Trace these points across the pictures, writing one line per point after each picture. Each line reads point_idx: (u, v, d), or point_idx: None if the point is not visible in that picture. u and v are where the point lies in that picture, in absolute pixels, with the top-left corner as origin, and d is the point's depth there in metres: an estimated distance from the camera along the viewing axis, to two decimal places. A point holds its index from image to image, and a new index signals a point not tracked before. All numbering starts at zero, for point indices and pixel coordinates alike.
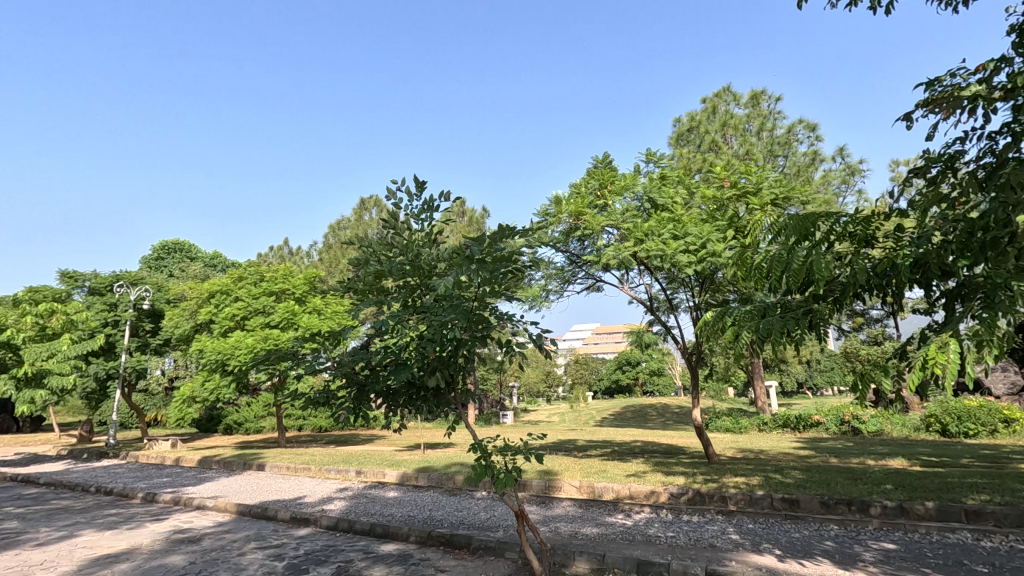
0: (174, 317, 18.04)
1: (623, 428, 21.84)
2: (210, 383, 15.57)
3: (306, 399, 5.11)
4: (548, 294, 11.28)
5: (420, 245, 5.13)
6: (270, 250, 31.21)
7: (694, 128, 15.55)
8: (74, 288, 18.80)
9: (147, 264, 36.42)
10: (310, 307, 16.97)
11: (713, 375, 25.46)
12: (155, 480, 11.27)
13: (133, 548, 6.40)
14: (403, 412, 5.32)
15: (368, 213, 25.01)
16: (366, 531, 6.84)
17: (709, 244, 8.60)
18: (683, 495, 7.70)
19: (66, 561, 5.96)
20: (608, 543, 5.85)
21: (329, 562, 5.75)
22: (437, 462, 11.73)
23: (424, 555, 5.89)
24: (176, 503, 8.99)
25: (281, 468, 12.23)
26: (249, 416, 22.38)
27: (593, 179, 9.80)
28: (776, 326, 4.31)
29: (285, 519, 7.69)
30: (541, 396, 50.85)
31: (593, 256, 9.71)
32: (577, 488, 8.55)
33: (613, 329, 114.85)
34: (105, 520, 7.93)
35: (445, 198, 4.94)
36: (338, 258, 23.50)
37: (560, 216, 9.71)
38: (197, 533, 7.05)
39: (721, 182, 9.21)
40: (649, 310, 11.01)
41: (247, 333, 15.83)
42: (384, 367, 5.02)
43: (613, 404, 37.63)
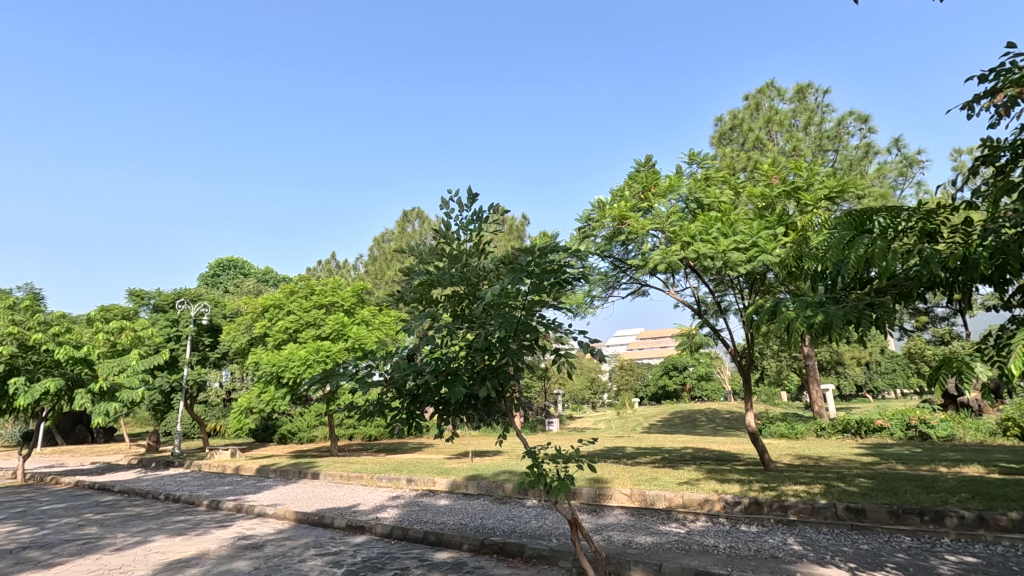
0: (231, 331, 18.76)
1: (672, 435, 21.42)
2: (266, 395, 16.17)
3: (361, 409, 5.21)
4: (592, 300, 11.21)
5: (469, 255, 5.19)
6: (318, 265, 32.26)
7: (736, 126, 15.18)
8: (141, 306, 20.09)
9: (204, 281, 38.20)
10: (358, 319, 17.45)
11: (765, 379, 24.60)
12: (218, 489, 11.78)
13: (202, 554, 6.69)
14: (455, 421, 5.38)
15: (411, 225, 25.51)
16: (420, 539, 6.93)
17: (760, 243, 8.36)
18: (740, 503, 7.47)
19: (142, 566, 6.28)
20: (663, 553, 5.75)
21: (386, 569, 5.86)
22: (486, 470, 11.77)
23: (478, 563, 5.93)
24: (238, 511, 9.36)
25: (335, 476, 12.58)
26: (303, 425, 23.12)
27: (636, 182, 9.75)
28: (834, 321, 4.18)
29: (342, 526, 7.90)
30: (586, 403, 50.40)
31: (639, 261, 9.57)
32: (628, 497, 8.43)
33: (658, 333, 112.70)
34: (176, 526, 8.34)
35: (493, 209, 5.05)
36: (383, 270, 24.08)
37: (603, 220, 9.63)
38: (260, 540, 7.31)
39: (769, 179, 8.99)
40: (698, 313, 10.75)
41: (300, 345, 16.37)
42: (437, 378, 5.07)
43: (661, 410, 36.90)
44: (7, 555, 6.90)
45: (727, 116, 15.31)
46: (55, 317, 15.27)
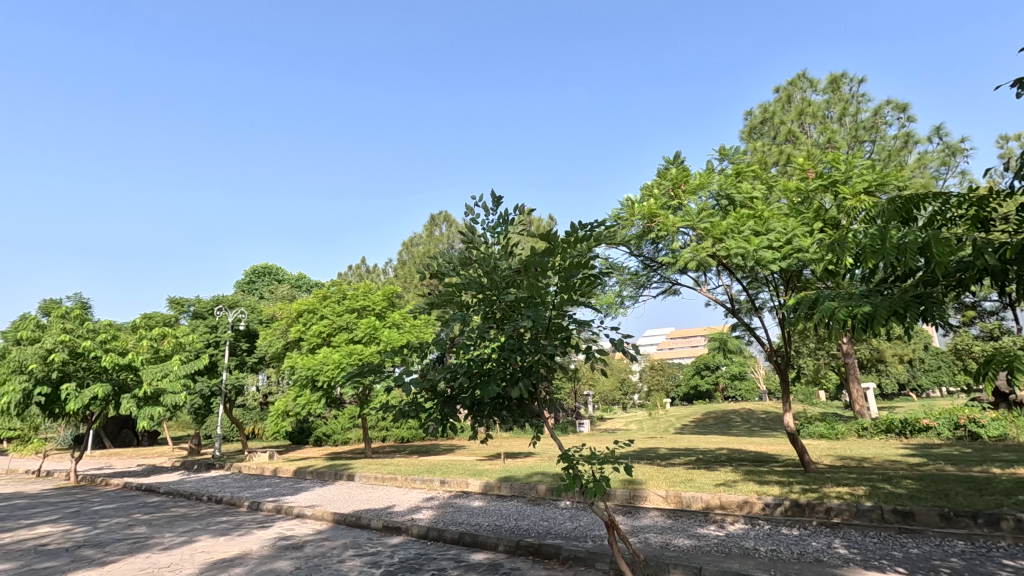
0: (267, 336, 19.23)
1: (706, 435, 21.12)
2: (302, 398, 16.53)
3: (395, 410, 5.25)
4: (622, 300, 11.14)
5: (496, 257, 5.17)
6: (349, 270, 32.84)
7: (767, 119, 14.80)
8: (182, 313, 20.82)
9: (240, 288, 39.30)
10: (389, 322, 17.71)
11: (802, 378, 23.93)
12: (258, 490, 12.09)
13: (245, 554, 6.88)
14: (489, 423, 5.40)
15: (439, 229, 25.76)
16: (456, 540, 6.97)
17: (795, 239, 8.14)
18: (780, 505, 7.30)
19: (189, 564, 6.50)
20: (702, 556, 5.64)
21: (423, 570, 5.90)
22: (518, 472, 11.76)
23: (514, 564, 5.94)
24: (278, 512, 9.59)
25: (371, 478, 12.78)
26: (337, 428, 23.55)
27: (665, 180, 9.66)
28: (875, 314, 4.09)
29: (378, 527, 8.00)
30: (617, 404, 50.00)
31: (670, 259, 9.45)
32: (663, 498, 8.31)
33: (689, 333, 110.98)
34: (218, 526, 8.58)
35: (520, 211, 5.03)
36: (412, 274, 24.39)
37: (633, 219, 9.53)
38: (299, 540, 7.47)
39: (805, 173, 8.78)
40: (731, 311, 10.54)
41: (333, 348, 16.69)
42: (470, 380, 5.08)
43: (694, 411, 36.32)
44: (63, 554, 7.23)
45: (757, 110, 14.99)
46: (102, 325, 15.91)
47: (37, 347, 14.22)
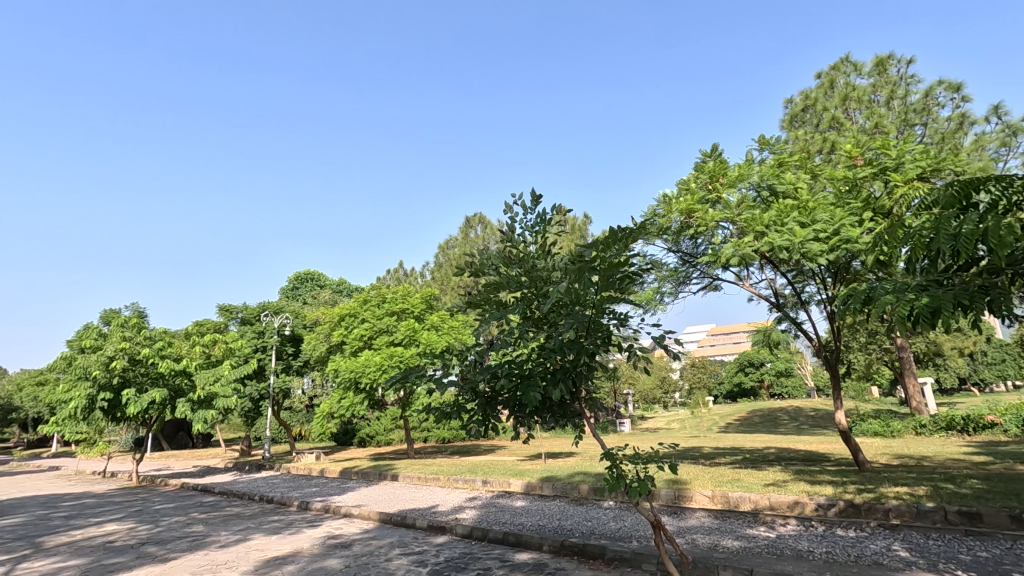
0: (311, 340, 19.79)
1: (751, 434, 20.56)
2: (346, 400, 16.94)
3: (437, 411, 5.29)
4: (662, 296, 10.97)
5: (535, 257, 5.18)
6: (387, 274, 33.46)
7: (809, 107, 14.28)
8: (231, 320, 21.69)
9: (284, 294, 40.58)
10: (428, 324, 17.94)
11: (853, 373, 23.01)
12: (307, 490, 12.44)
13: (297, 552, 7.09)
14: (531, 423, 5.40)
15: (474, 230, 25.97)
16: (500, 540, 7.01)
17: (843, 230, 7.82)
18: (833, 506, 7.04)
19: (244, 562, 6.75)
20: (753, 558, 5.49)
21: (468, 569, 5.95)
22: (560, 472, 11.72)
23: (559, 564, 5.92)
24: (326, 511, 9.85)
25: (414, 478, 12.98)
26: (380, 429, 24.05)
27: (702, 173, 9.49)
28: (940, 305, 3.87)
29: (423, 526, 8.11)
30: (658, 403, 49.33)
31: (711, 254, 9.24)
32: (709, 498, 8.13)
33: (731, 329, 108.30)
34: (271, 525, 8.87)
35: (558, 208, 5.01)
36: (449, 277, 24.67)
37: (670, 215, 9.37)
38: (348, 539, 7.65)
39: (852, 159, 8.47)
40: (776, 306, 10.23)
41: (375, 351, 17.04)
42: (511, 380, 5.10)
43: (738, 409, 35.41)
44: (129, 550, 7.62)
45: (798, 98, 14.51)
46: (158, 332, 16.72)
47: (100, 354, 15.02)
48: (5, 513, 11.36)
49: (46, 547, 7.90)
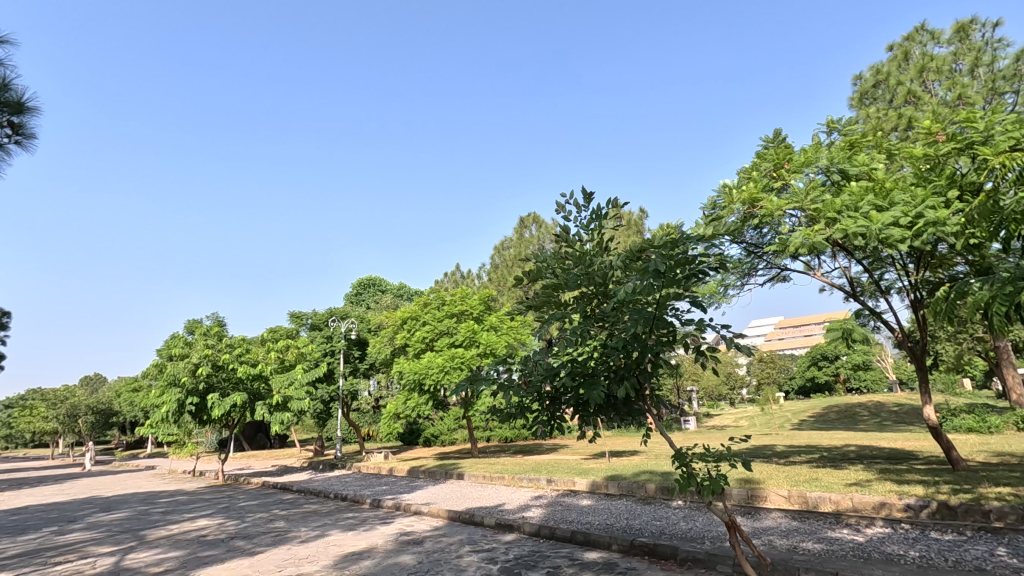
0: (376, 344, 20.46)
1: (827, 431, 19.55)
2: (410, 401, 17.40)
3: (502, 413, 5.31)
4: (726, 289, 10.61)
5: (592, 254, 5.13)
6: (445, 277, 34.15)
7: (882, 82, 13.35)
8: (301, 326, 22.81)
9: (348, 300, 42.20)
10: (488, 325, 18.10)
11: (941, 365, 21.34)
12: (377, 488, 12.90)
13: (372, 548, 7.37)
14: (597, 422, 5.35)
15: (529, 230, 26.06)
16: (568, 539, 7.00)
17: (927, 212, 7.25)
18: (926, 507, 6.58)
19: (325, 556, 7.09)
20: (837, 561, 5.22)
21: (538, 567, 6.00)
22: (625, 470, 11.58)
23: (629, 564, 5.85)
24: (398, 509, 10.18)
25: (479, 477, 13.17)
26: (444, 429, 24.63)
27: (766, 160, 9.18)
28: None
29: (491, 525, 8.22)
30: (724, 399, 47.77)
31: (778, 244, 8.83)
32: (785, 498, 7.79)
33: (801, 322, 103.18)
34: (346, 522, 9.27)
35: (612, 204, 4.95)
36: (506, 277, 24.87)
37: (732, 206, 9.05)
38: (419, 536, 7.87)
39: (931, 135, 7.93)
40: (852, 295, 9.65)
41: (437, 353, 17.42)
42: (574, 380, 5.07)
43: (812, 405, 33.67)
44: (220, 544, 8.18)
45: (869, 73, 13.60)
46: (237, 340, 17.82)
47: (187, 361, 16.15)
48: (112, 508, 12.47)
49: (149, 539, 8.61)
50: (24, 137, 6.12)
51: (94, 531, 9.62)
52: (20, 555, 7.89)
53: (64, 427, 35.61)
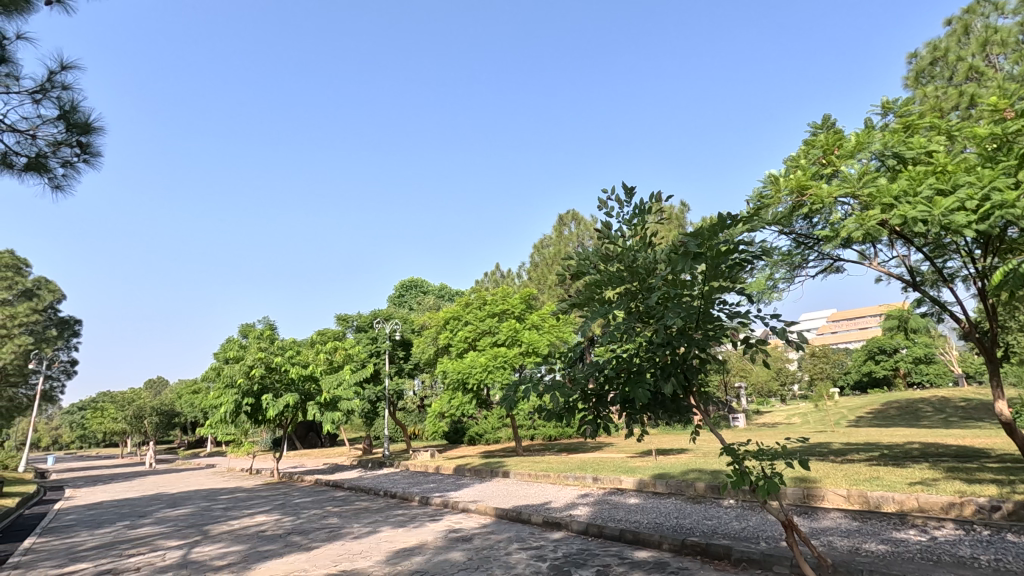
0: (420, 344, 20.78)
1: (886, 428, 18.68)
2: (455, 400, 17.63)
3: (548, 413, 5.24)
4: (775, 283, 10.28)
5: (635, 250, 5.03)
6: (485, 277, 34.40)
7: (940, 59, 12.67)
8: (348, 328, 23.44)
9: (392, 302, 43.09)
10: (529, 324, 18.08)
11: (1013, 357, 19.99)
12: (425, 486, 13.13)
13: (422, 544, 7.50)
14: (644, 419, 5.23)
15: (568, 228, 25.95)
16: (617, 537, 6.95)
17: (994, 194, 6.79)
18: (1000, 508, 6.20)
19: (377, 552, 7.27)
20: (904, 563, 4.98)
21: (588, 565, 5.97)
22: (673, 469, 11.39)
23: (681, 564, 5.74)
24: (445, 506, 10.34)
25: (524, 475, 13.21)
26: (488, 427, 24.88)
27: (814, 147, 8.87)
28: None
29: (538, 522, 8.25)
30: (774, 396, 46.26)
31: (829, 233, 8.47)
32: (844, 498, 7.49)
33: (855, 314, 98.82)
34: (397, 519, 9.47)
35: (654, 198, 4.84)
36: (546, 276, 24.84)
37: (779, 195, 8.78)
38: (467, 533, 7.95)
39: (998, 112, 7.46)
40: (912, 285, 9.17)
41: (480, 352, 17.59)
42: (620, 377, 4.95)
43: (871, 400, 32.17)
44: (279, 539, 8.51)
45: (926, 50, 12.92)
46: (287, 342, 18.46)
47: (242, 364, 16.87)
48: (177, 504, 13.16)
49: (212, 534, 9.03)
50: (91, 156, 6.50)
51: (163, 525, 10.16)
52: (98, 548, 8.42)
53: (131, 427, 37.77)
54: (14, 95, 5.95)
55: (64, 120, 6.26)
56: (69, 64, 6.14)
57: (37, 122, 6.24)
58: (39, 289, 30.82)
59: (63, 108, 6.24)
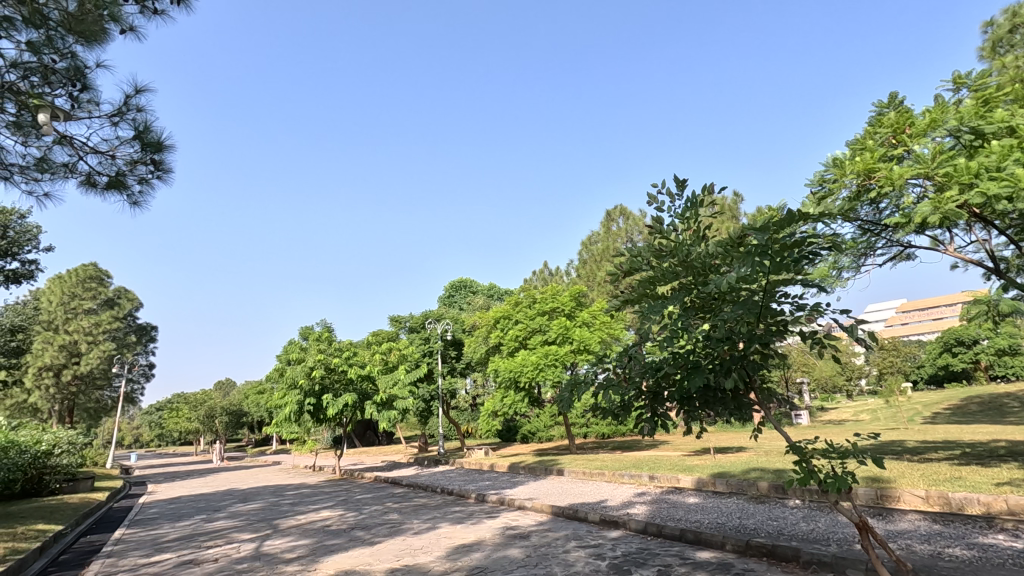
0: (471, 344, 21.02)
1: (967, 425, 17.46)
2: (507, 399, 17.75)
3: (604, 412, 5.17)
4: (840, 272, 9.80)
5: (690, 244, 4.90)
6: (534, 275, 34.41)
7: (1021, 26, 11.67)
8: (401, 329, 24.02)
9: (442, 302, 43.85)
10: (580, 321, 17.95)
11: None
12: (481, 484, 13.29)
13: (481, 540, 7.61)
14: (702, 416, 5.09)
15: (616, 223, 25.61)
16: (678, 537, 6.81)
17: None
18: None
19: (437, 547, 7.43)
20: (993, 569, 4.65)
21: (648, 565, 5.89)
22: (734, 467, 11.06)
23: (746, 566, 5.57)
24: (502, 503, 10.44)
25: (578, 473, 13.17)
26: (540, 425, 24.97)
27: (881, 128, 8.41)
28: None
29: (595, 521, 8.20)
30: (840, 392, 44.09)
31: (900, 219, 8.00)
32: (923, 499, 7.06)
33: (928, 304, 92.78)
34: (455, 515, 9.65)
35: (706, 190, 4.69)
36: (595, 272, 24.63)
37: (844, 179, 8.37)
38: (525, 530, 8.01)
39: None
40: (995, 271, 8.53)
41: (531, 350, 17.65)
42: (677, 374, 4.82)
43: (949, 395, 30.12)
44: (343, 533, 8.84)
45: (1004, 17, 11.93)
46: (344, 343, 19.10)
47: (304, 365, 17.59)
48: (248, 499, 13.89)
49: (281, 528, 9.47)
50: (163, 172, 6.94)
51: (236, 519, 10.74)
52: (180, 539, 9.00)
53: (204, 426, 40.11)
54: (95, 119, 6.44)
55: (139, 139, 6.70)
56: (142, 87, 6.58)
57: (116, 143, 6.72)
58: (119, 298, 33.22)
59: (138, 129, 6.69)
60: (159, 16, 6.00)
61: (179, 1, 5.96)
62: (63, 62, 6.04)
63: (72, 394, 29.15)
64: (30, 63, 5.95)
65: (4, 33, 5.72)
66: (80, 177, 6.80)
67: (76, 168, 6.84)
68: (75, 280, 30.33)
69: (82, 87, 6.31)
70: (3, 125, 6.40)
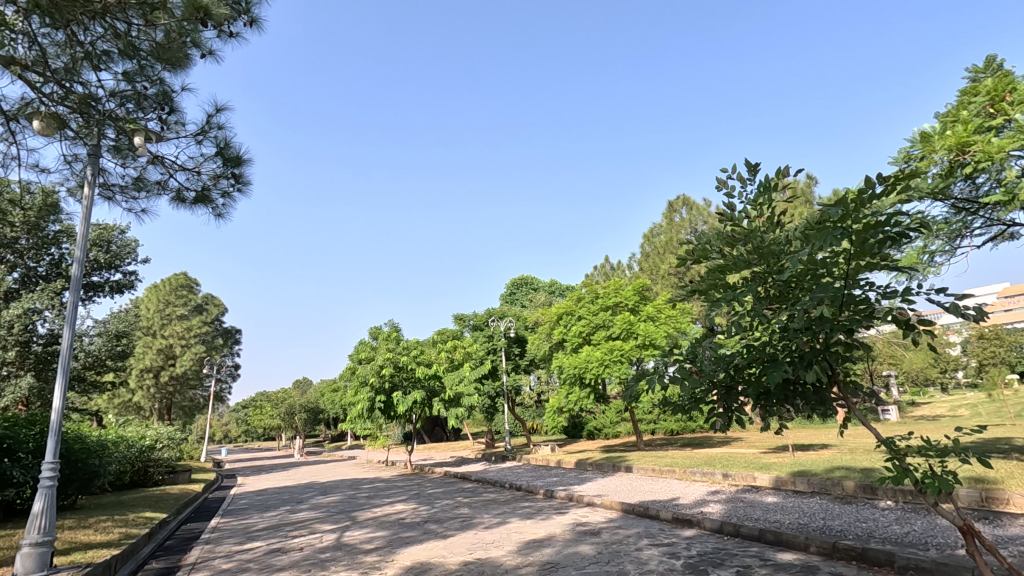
0: (534, 340, 21.07)
1: None
2: (572, 395, 17.66)
3: (674, 407, 4.99)
4: (931, 256, 9.06)
5: (763, 231, 4.67)
6: (595, 270, 34.02)
7: None
8: (465, 327, 24.44)
9: (504, 300, 44.27)
10: (644, 315, 17.59)
11: None
12: (548, 480, 13.31)
13: (551, 536, 7.63)
14: (781, 412, 4.84)
15: (679, 214, 24.89)
16: (756, 538, 6.56)
17: None
18: None
19: (508, 542, 7.52)
20: None
21: (726, 565, 5.71)
22: (815, 466, 10.49)
23: (833, 569, 5.28)
24: (571, 500, 10.41)
25: (648, 470, 12.91)
26: (607, 422, 24.75)
27: (976, 97, 7.68)
28: None
29: (668, 519, 8.03)
30: (933, 385, 40.80)
31: (1001, 195, 7.28)
32: None
33: None
34: (524, 511, 9.72)
35: (779, 173, 4.46)
36: (659, 265, 24.08)
37: (933, 155, 7.73)
38: (596, 527, 7.96)
39: None
40: None
41: (595, 346, 17.47)
42: (751, 367, 4.59)
43: None
44: (417, 526, 9.13)
45: None
46: (411, 343, 19.66)
47: (374, 363, 18.29)
48: (328, 492, 14.62)
49: (359, 520, 9.90)
50: (242, 185, 7.41)
51: (318, 511, 11.33)
52: (269, 529, 9.60)
53: (285, 423, 42.52)
54: (182, 138, 6.98)
55: (221, 155, 7.19)
56: (222, 106, 7.06)
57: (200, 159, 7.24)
58: (207, 304, 35.82)
59: (219, 145, 7.17)
60: (234, 38, 6.39)
61: (252, 23, 6.33)
62: (154, 88, 6.62)
63: (169, 394, 31.68)
64: (126, 91, 6.52)
65: (104, 66, 6.29)
66: (171, 193, 7.38)
67: (168, 185, 7.43)
68: (169, 289, 32.80)
69: (170, 110, 6.86)
70: (106, 150, 7.07)
